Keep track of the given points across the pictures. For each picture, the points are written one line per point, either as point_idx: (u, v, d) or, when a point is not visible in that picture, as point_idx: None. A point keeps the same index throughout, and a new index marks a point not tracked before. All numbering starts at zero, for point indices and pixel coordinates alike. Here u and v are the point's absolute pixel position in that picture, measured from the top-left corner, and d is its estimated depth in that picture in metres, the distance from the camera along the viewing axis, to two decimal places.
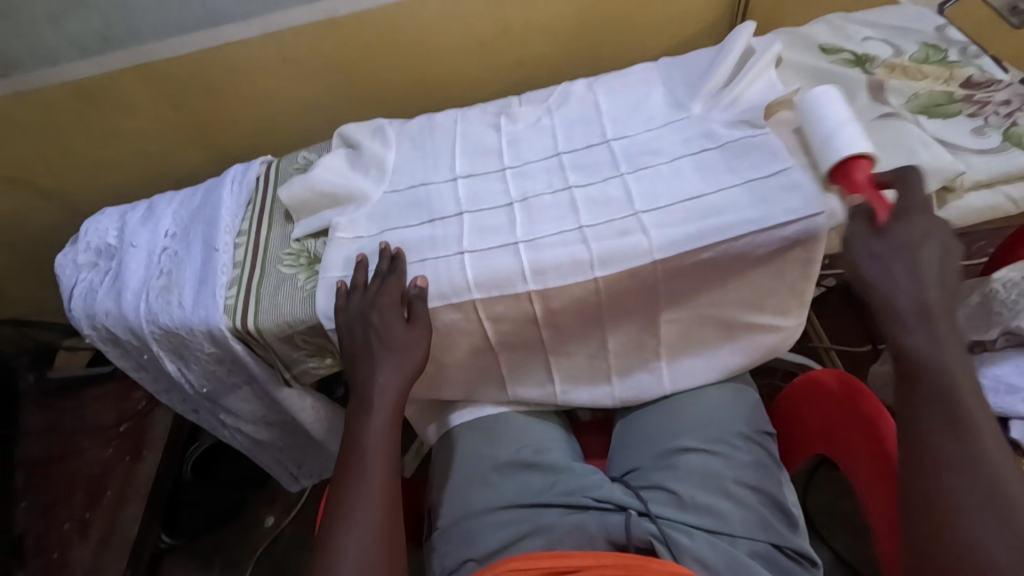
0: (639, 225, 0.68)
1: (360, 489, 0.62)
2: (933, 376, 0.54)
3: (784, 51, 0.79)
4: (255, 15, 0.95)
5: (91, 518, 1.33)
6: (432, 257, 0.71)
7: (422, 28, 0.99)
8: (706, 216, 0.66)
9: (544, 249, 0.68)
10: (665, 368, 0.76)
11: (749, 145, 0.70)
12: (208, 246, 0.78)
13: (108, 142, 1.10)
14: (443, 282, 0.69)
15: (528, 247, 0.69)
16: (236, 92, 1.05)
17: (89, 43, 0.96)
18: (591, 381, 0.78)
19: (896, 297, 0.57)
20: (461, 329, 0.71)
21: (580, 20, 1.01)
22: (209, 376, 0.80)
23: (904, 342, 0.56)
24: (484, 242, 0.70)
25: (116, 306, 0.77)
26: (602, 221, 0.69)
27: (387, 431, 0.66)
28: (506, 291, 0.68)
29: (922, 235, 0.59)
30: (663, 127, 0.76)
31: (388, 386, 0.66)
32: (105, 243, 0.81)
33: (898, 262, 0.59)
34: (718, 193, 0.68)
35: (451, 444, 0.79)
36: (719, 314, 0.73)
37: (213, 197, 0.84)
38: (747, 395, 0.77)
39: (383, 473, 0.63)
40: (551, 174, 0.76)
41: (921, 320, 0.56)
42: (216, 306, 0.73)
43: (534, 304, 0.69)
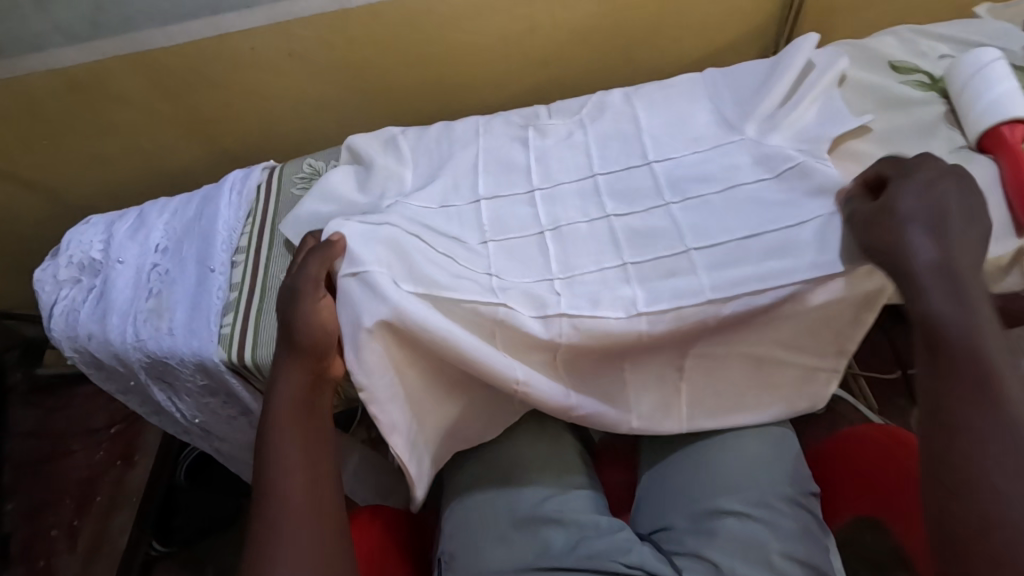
0: (689, 264, 0.61)
1: (289, 496, 0.56)
2: (929, 272, 0.50)
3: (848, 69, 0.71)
4: (260, 4, 0.86)
5: (80, 525, 1.29)
6: (461, 257, 0.63)
7: (443, 24, 0.90)
8: (760, 261, 0.59)
9: (580, 287, 0.62)
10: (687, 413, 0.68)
11: (817, 170, 0.62)
12: (203, 265, 0.71)
13: (97, 135, 1.02)
14: (419, 257, 0.60)
15: (564, 286, 0.62)
16: (237, 87, 0.96)
17: (78, 29, 0.87)
18: (612, 405, 0.65)
19: (946, 296, 0.49)
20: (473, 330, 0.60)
21: (615, 20, 0.92)
22: (201, 407, 0.73)
23: (957, 337, 0.48)
24: (514, 272, 0.63)
25: (100, 330, 0.70)
26: (645, 252, 0.63)
27: (304, 442, 0.59)
28: (537, 308, 0.60)
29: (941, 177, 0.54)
30: (712, 151, 0.68)
31: (297, 380, 0.61)
32: (89, 257, 0.73)
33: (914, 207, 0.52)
34: (778, 230, 0.60)
35: (465, 482, 0.72)
36: (754, 357, 0.65)
37: (209, 209, 0.77)
38: (788, 446, 0.70)
39: (315, 477, 0.58)
40: (586, 199, 0.68)
41: (936, 236, 0.51)
42: (209, 338, 0.66)
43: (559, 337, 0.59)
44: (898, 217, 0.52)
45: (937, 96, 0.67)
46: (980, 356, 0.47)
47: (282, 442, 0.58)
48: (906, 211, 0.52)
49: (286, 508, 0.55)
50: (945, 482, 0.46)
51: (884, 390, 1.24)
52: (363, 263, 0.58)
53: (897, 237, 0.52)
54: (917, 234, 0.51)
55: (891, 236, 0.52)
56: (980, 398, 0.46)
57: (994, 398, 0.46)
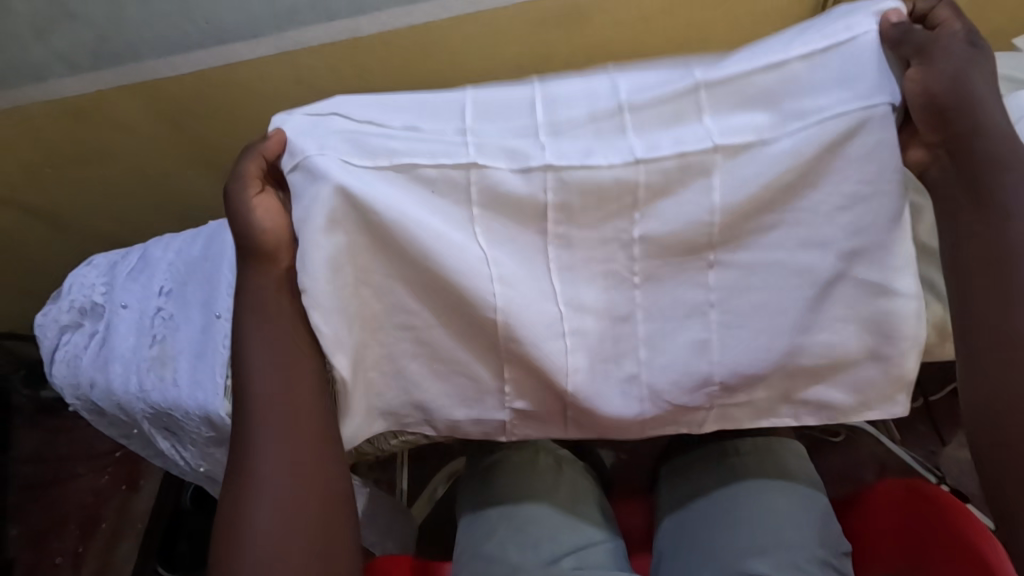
0: (696, 106, 0.54)
1: (267, 440, 0.55)
2: (980, 129, 0.51)
3: None
4: (267, 33, 0.83)
5: (84, 552, 1.28)
6: (425, 125, 0.58)
7: (455, 51, 0.87)
8: (764, 96, 0.53)
9: (575, 175, 0.54)
10: (717, 333, 0.58)
11: (853, 10, 0.54)
12: (208, 311, 0.68)
13: (100, 162, 0.99)
14: (379, 138, 0.57)
15: (553, 178, 0.54)
16: (244, 115, 0.93)
17: (82, 60, 0.84)
18: (608, 297, 0.58)
19: (997, 155, 0.50)
20: (447, 210, 0.56)
21: (634, 46, 0.89)
22: (206, 456, 0.70)
23: (994, 192, 0.50)
24: (491, 147, 0.55)
25: (102, 378, 0.68)
26: (659, 168, 0.53)
27: (274, 349, 0.57)
28: (515, 160, 0.55)
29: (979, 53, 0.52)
30: None
31: (264, 325, 0.57)
32: (90, 301, 0.71)
33: (966, 67, 0.51)
34: (809, 79, 0.53)
35: (472, 548, 0.72)
36: (792, 264, 0.56)
37: (216, 249, 0.74)
38: (816, 500, 0.69)
39: (290, 427, 0.56)
40: None
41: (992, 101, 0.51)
42: (214, 390, 0.64)
43: (547, 197, 0.54)
44: (960, 82, 0.50)
45: None
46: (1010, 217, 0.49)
47: (256, 387, 0.56)
48: (953, 71, 0.50)
49: (265, 413, 0.56)
50: (989, 341, 0.50)
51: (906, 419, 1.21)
52: (309, 158, 0.55)
53: (955, 84, 0.50)
54: (977, 87, 0.51)
55: (940, 84, 0.51)
56: (1000, 255, 0.49)
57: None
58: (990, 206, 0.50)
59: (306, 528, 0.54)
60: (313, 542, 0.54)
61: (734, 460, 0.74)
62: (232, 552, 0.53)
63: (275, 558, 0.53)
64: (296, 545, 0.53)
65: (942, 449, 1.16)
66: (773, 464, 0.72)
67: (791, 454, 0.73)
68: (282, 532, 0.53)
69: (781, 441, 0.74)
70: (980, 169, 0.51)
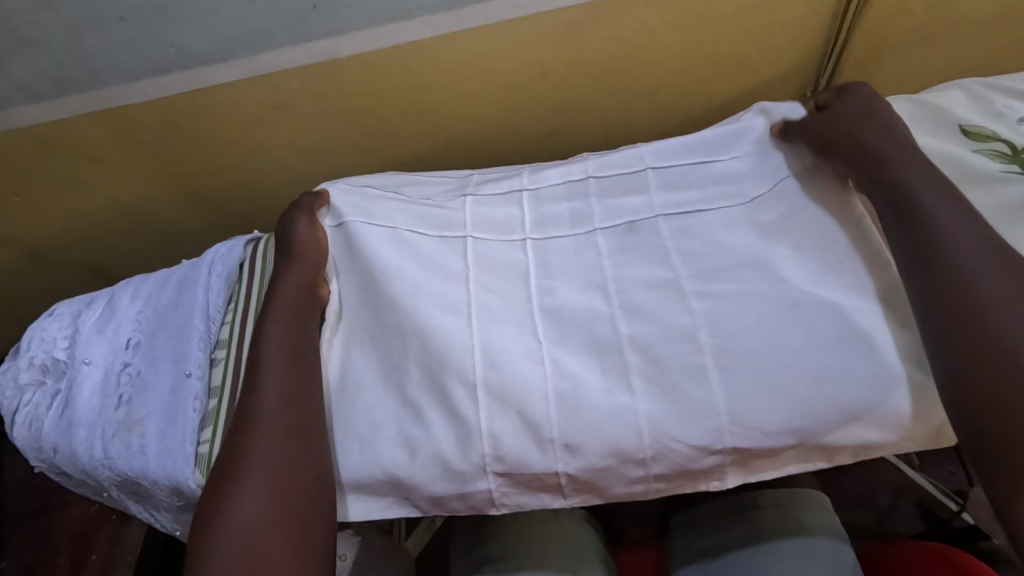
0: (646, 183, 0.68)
1: (260, 433, 0.55)
2: (889, 169, 0.57)
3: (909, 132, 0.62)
4: (240, 56, 0.76)
5: None
6: (433, 207, 0.69)
7: (444, 71, 0.81)
8: (685, 184, 0.67)
9: (554, 246, 0.66)
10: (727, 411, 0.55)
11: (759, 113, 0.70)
12: (178, 368, 0.63)
13: (71, 192, 0.93)
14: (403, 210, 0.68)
15: (534, 247, 0.66)
16: (220, 141, 0.87)
17: (41, 88, 0.77)
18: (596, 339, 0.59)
19: (919, 184, 0.55)
20: (442, 264, 0.65)
21: (634, 63, 0.83)
22: (180, 522, 0.65)
23: (920, 211, 0.54)
24: (488, 232, 0.67)
25: (66, 443, 0.63)
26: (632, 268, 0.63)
27: (288, 343, 0.60)
28: (504, 234, 0.67)
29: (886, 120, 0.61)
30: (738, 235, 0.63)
31: (277, 320, 0.61)
32: (52, 357, 0.65)
33: (874, 132, 0.60)
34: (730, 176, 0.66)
35: None
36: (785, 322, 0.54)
37: (186, 296, 0.68)
38: (844, 564, 0.63)
39: (286, 420, 0.56)
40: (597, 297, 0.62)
41: (900, 145, 0.59)
42: (184, 459, 0.59)
43: (526, 254, 0.66)
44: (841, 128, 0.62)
45: (1020, 171, 0.58)
46: (939, 231, 0.52)
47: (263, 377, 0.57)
48: (865, 133, 0.61)
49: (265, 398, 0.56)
50: (952, 328, 0.49)
51: None
52: (346, 215, 0.67)
53: (855, 142, 0.60)
54: (884, 142, 0.59)
55: (854, 146, 0.60)
56: (938, 264, 0.51)
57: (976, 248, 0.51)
58: (906, 195, 0.55)
59: (284, 518, 0.52)
60: (289, 532, 0.51)
61: (751, 514, 0.68)
62: (211, 532, 0.51)
63: (250, 541, 0.50)
64: (274, 531, 0.51)
65: (963, 473, 1.10)
66: (793, 521, 0.66)
67: (816, 514, 0.67)
68: (262, 515, 0.51)
69: (805, 495, 0.69)
70: (905, 195, 0.55)
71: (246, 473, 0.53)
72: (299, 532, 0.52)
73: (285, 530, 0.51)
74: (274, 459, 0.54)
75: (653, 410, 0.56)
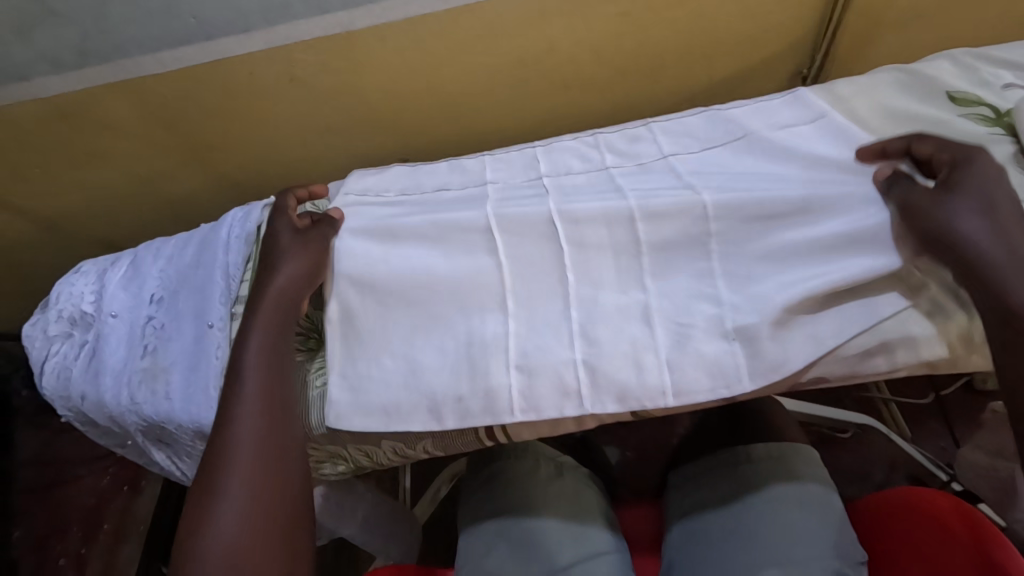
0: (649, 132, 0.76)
1: (232, 463, 0.54)
2: (992, 268, 0.53)
3: (886, 98, 0.68)
4: (258, 28, 0.79)
5: (87, 554, 1.16)
6: (455, 162, 0.80)
7: (455, 44, 0.83)
8: (678, 137, 0.74)
9: (561, 173, 0.74)
10: (739, 341, 0.60)
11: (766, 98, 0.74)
12: (200, 320, 0.66)
13: (91, 164, 0.95)
14: (421, 179, 0.78)
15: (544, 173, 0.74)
16: (235, 113, 0.90)
17: (66, 58, 0.80)
18: (613, 291, 0.64)
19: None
20: (460, 210, 0.73)
21: (638, 39, 0.85)
22: (202, 467, 0.69)
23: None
24: (502, 169, 0.76)
25: (93, 391, 0.66)
26: (655, 228, 0.65)
27: (267, 351, 0.61)
28: (513, 169, 0.76)
29: (986, 189, 0.56)
30: None
31: (254, 342, 0.61)
32: (79, 310, 0.69)
33: (976, 212, 0.55)
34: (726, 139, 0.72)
35: (473, 561, 0.70)
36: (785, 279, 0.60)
37: (207, 256, 0.71)
38: (831, 511, 0.67)
39: (255, 448, 0.55)
40: (619, 253, 0.65)
41: (997, 228, 0.54)
42: (208, 403, 0.62)
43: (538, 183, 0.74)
44: (943, 198, 0.57)
45: (1004, 133, 0.61)
46: None
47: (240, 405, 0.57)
48: (961, 213, 0.56)
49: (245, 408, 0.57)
50: None
51: (916, 416, 1.18)
52: (345, 191, 0.76)
53: (949, 223, 0.56)
54: (977, 224, 0.55)
55: (955, 232, 0.55)
56: None
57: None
58: (997, 286, 0.53)
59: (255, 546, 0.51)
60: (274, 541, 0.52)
61: (745, 466, 0.72)
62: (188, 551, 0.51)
63: (236, 551, 0.51)
64: (259, 541, 0.51)
65: (954, 447, 1.13)
66: (786, 471, 0.70)
67: (805, 464, 0.71)
68: (240, 525, 0.52)
69: (796, 448, 0.72)
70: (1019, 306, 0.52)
71: (232, 480, 0.53)
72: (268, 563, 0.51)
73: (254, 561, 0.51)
74: (248, 473, 0.54)
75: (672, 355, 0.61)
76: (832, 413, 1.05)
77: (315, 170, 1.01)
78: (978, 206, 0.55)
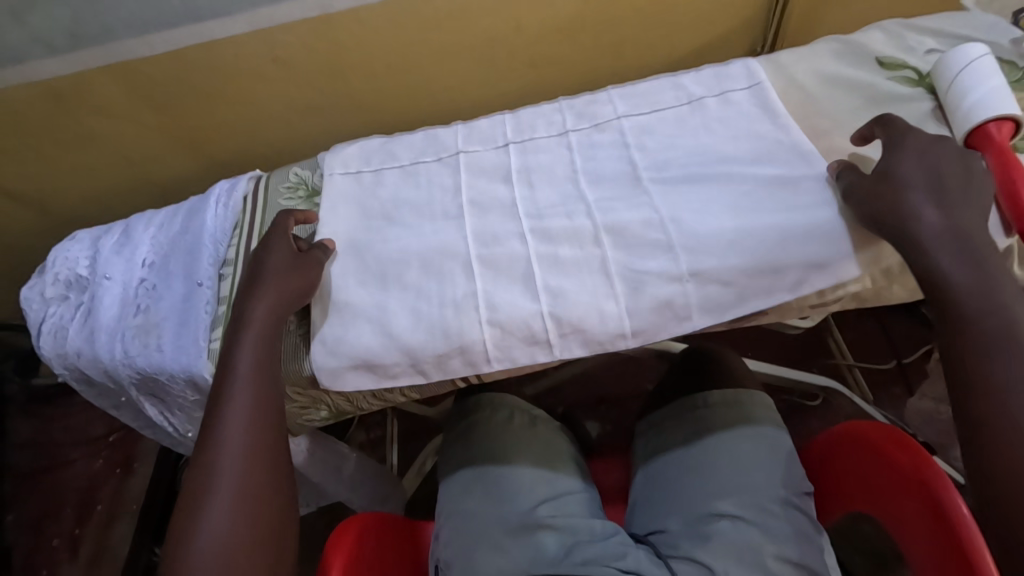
0: (608, 98, 0.81)
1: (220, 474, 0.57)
2: (926, 238, 0.58)
3: (826, 66, 0.74)
4: (241, 11, 0.84)
5: (81, 534, 1.18)
6: (426, 133, 0.84)
7: (427, 24, 0.88)
8: (636, 105, 0.79)
9: (530, 146, 0.79)
10: (693, 288, 0.65)
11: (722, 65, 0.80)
12: (190, 280, 0.71)
13: (82, 147, 0.99)
14: (399, 149, 0.82)
15: (513, 146, 0.79)
16: (219, 95, 0.94)
17: (59, 41, 0.84)
18: (576, 245, 0.69)
19: (958, 251, 0.57)
20: (438, 180, 0.78)
21: (601, 18, 0.91)
22: (193, 420, 0.73)
23: (957, 286, 0.56)
24: (475, 144, 0.80)
25: (88, 347, 0.70)
26: (609, 199, 0.72)
27: (256, 372, 0.63)
28: (488, 143, 0.80)
29: (926, 160, 0.61)
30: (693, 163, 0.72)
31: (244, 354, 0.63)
32: (75, 274, 0.73)
33: (920, 181, 0.60)
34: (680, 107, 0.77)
35: (451, 505, 0.75)
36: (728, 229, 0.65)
37: (195, 223, 0.76)
38: (780, 446, 0.72)
39: (242, 457, 0.58)
40: (577, 219, 0.71)
41: (936, 193, 0.59)
42: (197, 353, 0.66)
43: (508, 156, 0.78)
44: (887, 176, 0.61)
45: (925, 92, 0.69)
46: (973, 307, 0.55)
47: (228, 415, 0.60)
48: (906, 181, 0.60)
49: (233, 426, 0.60)
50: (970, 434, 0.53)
51: (880, 381, 1.22)
52: (331, 169, 0.80)
53: (893, 188, 0.60)
54: (919, 191, 0.60)
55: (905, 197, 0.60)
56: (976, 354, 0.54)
57: (986, 304, 0.54)
58: (909, 236, 0.59)
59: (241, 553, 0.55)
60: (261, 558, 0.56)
61: (702, 411, 0.76)
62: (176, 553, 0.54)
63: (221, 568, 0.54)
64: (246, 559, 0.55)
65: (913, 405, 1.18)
66: (739, 414, 0.74)
67: (758, 406, 0.76)
68: (225, 536, 0.55)
69: (750, 393, 0.77)
70: (945, 269, 0.57)
71: (217, 489, 0.57)
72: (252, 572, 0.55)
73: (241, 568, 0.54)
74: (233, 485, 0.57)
75: (631, 301, 0.66)
76: (795, 373, 1.11)
77: (300, 151, 1.06)
78: (909, 170, 0.61)
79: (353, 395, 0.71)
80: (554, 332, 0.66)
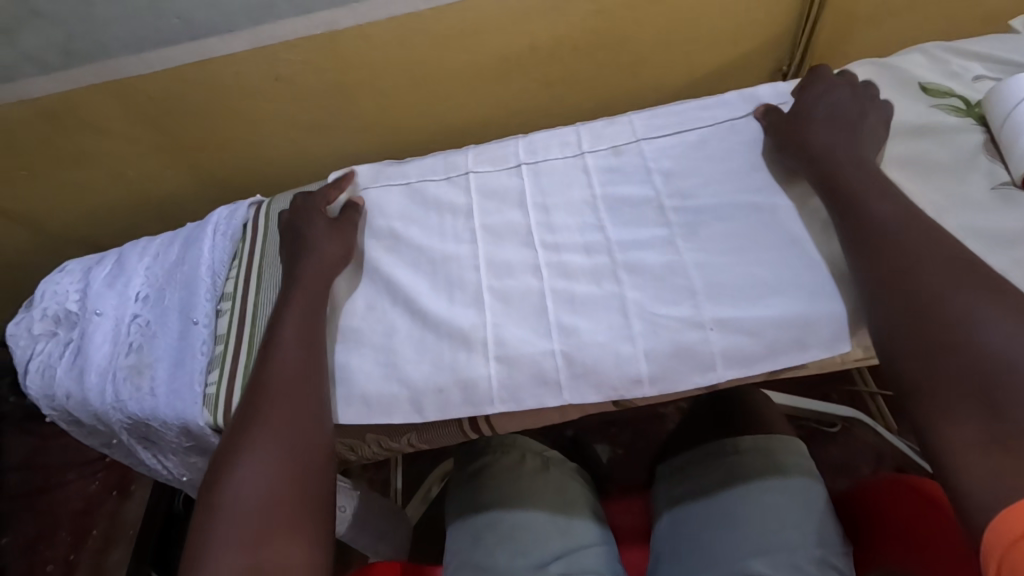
0: (628, 118, 0.77)
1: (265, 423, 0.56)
2: (843, 178, 0.61)
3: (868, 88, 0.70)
4: (243, 28, 0.80)
5: (76, 560, 1.14)
6: (439, 155, 0.79)
7: (438, 41, 0.84)
8: (657, 126, 0.74)
9: (544, 168, 0.75)
10: (714, 331, 0.60)
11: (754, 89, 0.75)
12: (186, 317, 0.67)
13: (77, 165, 0.95)
14: (408, 169, 0.78)
15: (526, 168, 0.74)
16: (219, 113, 0.90)
17: (51, 59, 0.80)
18: (595, 279, 0.65)
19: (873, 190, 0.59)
20: (448, 205, 0.73)
21: (620, 35, 0.86)
22: (188, 465, 0.69)
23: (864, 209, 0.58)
24: (487, 166, 0.76)
25: (77, 389, 0.66)
26: (628, 231, 0.68)
27: (303, 334, 0.62)
28: (499, 164, 0.75)
29: (829, 111, 0.66)
30: (721, 195, 0.68)
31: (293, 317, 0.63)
32: (65, 309, 0.69)
33: (820, 128, 0.65)
34: (706, 131, 0.73)
35: (460, 557, 0.70)
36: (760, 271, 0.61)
37: (192, 253, 0.72)
38: (813, 500, 0.67)
39: (287, 409, 0.57)
40: (594, 251, 0.67)
41: (839, 133, 0.64)
42: (193, 399, 0.62)
43: (520, 178, 0.74)
44: (792, 128, 0.67)
45: (974, 123, 0.66)
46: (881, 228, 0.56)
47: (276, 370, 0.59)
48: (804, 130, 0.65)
49: (280, 379, 0.59)
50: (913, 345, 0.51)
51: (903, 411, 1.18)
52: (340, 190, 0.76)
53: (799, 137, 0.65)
54: (824, 134, 0.64)
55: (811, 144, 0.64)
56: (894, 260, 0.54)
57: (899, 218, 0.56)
58: (849, 201, 0.59)
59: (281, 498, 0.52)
60: (300, 497, 0.53)
61: (728, 458, 0.72)
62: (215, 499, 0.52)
63: (263, 506, 0.52)
64: (283, 495, 0.53)
65: None
66: (770, 464, 0.70)
67: (789, 453, 0.71)
68: (266, 481, 0.53)
69: (781, 439, 0.72)
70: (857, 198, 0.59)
71: (259, 437, 0.55)
72: (294, 516, 0.52)
73: (282, 512, 0.52)
74: (277, 439, 0.55)
75: (649, 341, 0.61)
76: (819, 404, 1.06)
77: (303, 170, 1.02)
78: (813, 127, 0.65)
79: (359, 445, 0.67)
80: (568, 372, 0.61)
